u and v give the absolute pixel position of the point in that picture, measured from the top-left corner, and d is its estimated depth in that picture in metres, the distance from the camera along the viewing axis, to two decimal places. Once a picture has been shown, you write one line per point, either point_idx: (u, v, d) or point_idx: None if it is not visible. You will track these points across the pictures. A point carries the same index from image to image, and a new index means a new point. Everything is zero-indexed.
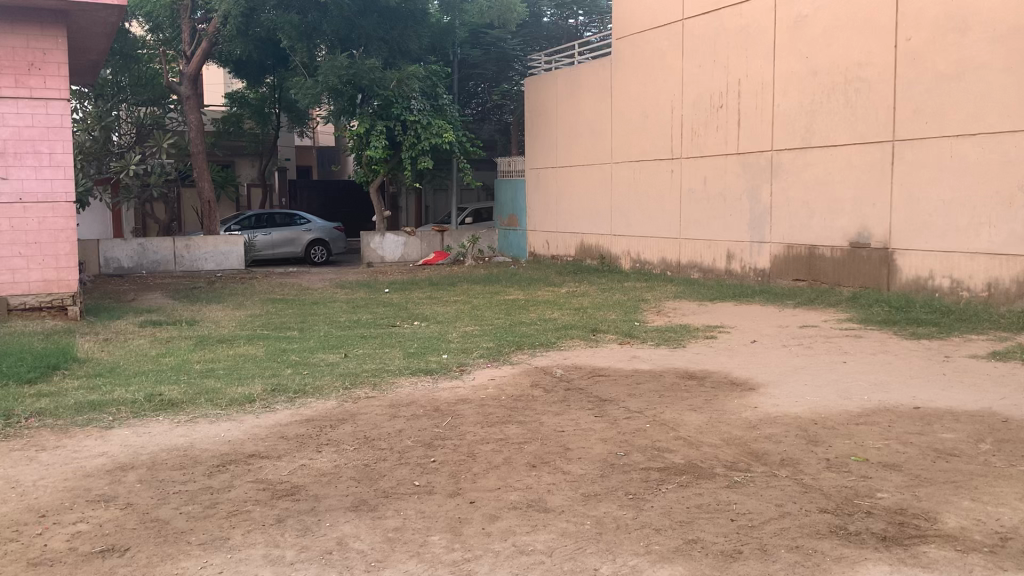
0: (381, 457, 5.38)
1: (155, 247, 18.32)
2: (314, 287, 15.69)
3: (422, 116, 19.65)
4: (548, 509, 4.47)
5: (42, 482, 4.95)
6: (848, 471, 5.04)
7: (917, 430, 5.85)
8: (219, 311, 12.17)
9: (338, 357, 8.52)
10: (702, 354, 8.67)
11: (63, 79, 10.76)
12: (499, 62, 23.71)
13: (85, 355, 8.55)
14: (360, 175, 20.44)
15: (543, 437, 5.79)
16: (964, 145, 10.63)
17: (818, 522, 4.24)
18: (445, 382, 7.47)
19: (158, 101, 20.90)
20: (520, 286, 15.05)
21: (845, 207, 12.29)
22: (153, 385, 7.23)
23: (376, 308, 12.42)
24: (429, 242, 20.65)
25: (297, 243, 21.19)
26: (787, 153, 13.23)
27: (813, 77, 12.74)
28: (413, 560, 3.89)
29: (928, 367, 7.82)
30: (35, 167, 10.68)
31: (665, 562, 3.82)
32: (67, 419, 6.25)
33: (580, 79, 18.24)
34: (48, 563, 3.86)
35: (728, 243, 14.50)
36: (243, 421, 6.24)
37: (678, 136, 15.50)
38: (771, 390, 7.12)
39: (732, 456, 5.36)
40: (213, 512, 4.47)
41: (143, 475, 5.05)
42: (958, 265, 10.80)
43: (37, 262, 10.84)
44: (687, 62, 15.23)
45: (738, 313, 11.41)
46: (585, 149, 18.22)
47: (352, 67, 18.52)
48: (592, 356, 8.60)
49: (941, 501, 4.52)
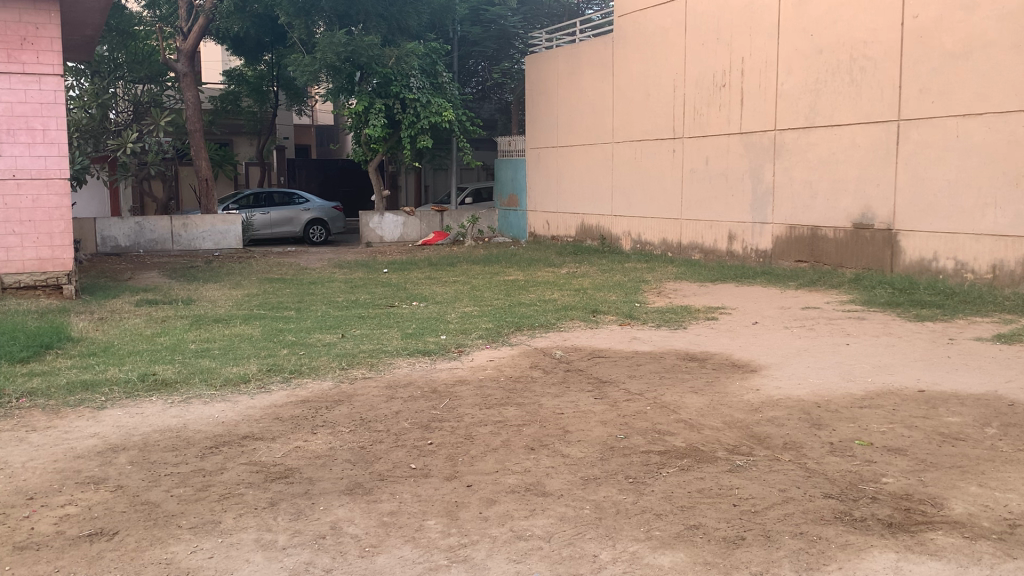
0: (377, 440, 5.28)
1: (152, 225, 18.19)
2: (312, 266, 15.53)
3: (422, 95, 19.43)
4: (546, 493, 4.39)
5: (32, 463, 4.86)
6: (853, 455, 4.95)
7: (922, 414, 5.77)
8: (216, 291, 12.06)
9: (334, 337, 8.41)
10: (702, 336, 8.57)
11: (56, 54, 10.60)
12: (499, 40, 23.47)
13: (79, 335, 8.45)
14: (358, 155, 20.27)
15: (542, 419, 5.70)
16: (971, 124, 10.45)
17: (823, 507, 4.15)
18: (443, 363, 7.38)
19: (155, 78, 20.54)
20: (519, 267, 14.93)
21: (849, 187, 12.15)
22: (147, 365, 7.15)
23: (375, 288, 12.32)
24: (429, 222, 20.50)
25: (295, 222, 21.06)
26: (790, 132, 13.07)
27: (818, 56, 12.55)
28: (408, 546, 3.80)
29: (933, 349, 7.72)
30: (28, 144, 10.53)
31: (667, 548, 3.73)
32: (60, 399, 6.16)
33: (581, 57, 18.02)
34: (34, 547, 3.78)
35: (730, 224, 14.37)
36: (237, 401, 6.15)
37: (681, 115, 15.32)
38: (772, 371, 7.04)
39: (734, 439, 5.26)
40: (206, 494, 4.38)
41: (134, 457, 4.96)
42: (963, 247, 10.68)
43: (31, 240, 10.72)
44: (689, 40, 15.03)
45: (738, 294, 11.29)
46: (586, 129, 18.04)
47: (350, 44, 18.26)
48: (592, 338, 8.49)
49: (948, 487, 4.43)
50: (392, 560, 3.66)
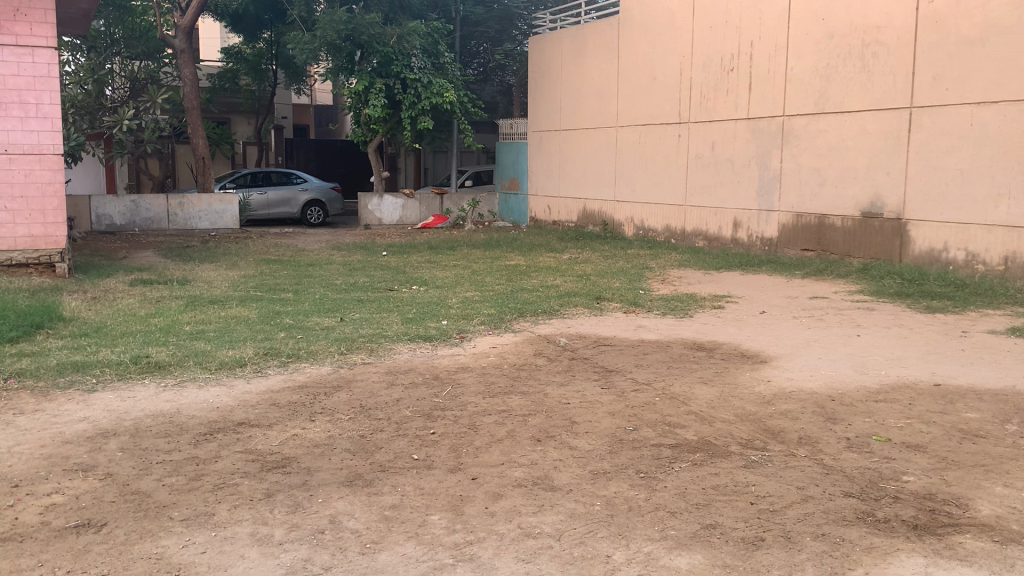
0: (377, 428, 5.09)
1: (148, 204, 17.95)
2: (309, 248, 15.27)
3: (423, 75, 19.09)
4: (554, 488, 4.21)
5: (17, 448, 4.66)
6: (870, 451, 4.78)
7: (939, 409, 5.58)
8: (212, 271, 11.82)
9: (333, 320, 8.21)
10: (709, 324, 8.39)
11: (50, 26, 10.31)
12: (502, 20, 23.21)
13: (70, 314, 8.24)
14: (358, 136, 19.98)
15: (548, 409, 5.52)
16: (986, 112, 10.24)
17: (844, 507, 3.98)
18: (444, 348, 7.18)
19: (153, 55, 20.06)
20: (520, 252, 14.73)
21: (859, 175, 11.94)
22: (140, 346, 6.94)
23: (374, 272, 12.09)
24: (429, 205, 20.24)
25: (293, 203, 20.77)
26: (799, 119, 12.85)
27: (829, 41, 12.32)
28: (411, 543, 3.62)
29: (945, 342, 7.54)
30: (20, 118, 10.28)
31: (683, 549, 3.55)
32: (49, 381, 5.96)
33: (586, 38, 17.74)
34: (17, 539, 3.59)
35: (735, 210, 14.17)
36: (232, 386, 5.96)
37: (686, 99, 15.09)
38: (783, 362, 6.88)
39: (747, 433, 5.09)
40: (199, 484, 4.20)
41: (125, 443, 4.77)
42: (974, 238, 10.50)
43: (23, 217, 10.48)
44: (697, 22, 14.76)
45: (744, 283, 11.09)
46: (589, 112, 17.80)
47: (351, 22, 18.02)
48: (596, 325, 8.31)
49: (972, 486, 4.25)
50: (395, 557, 3.48)
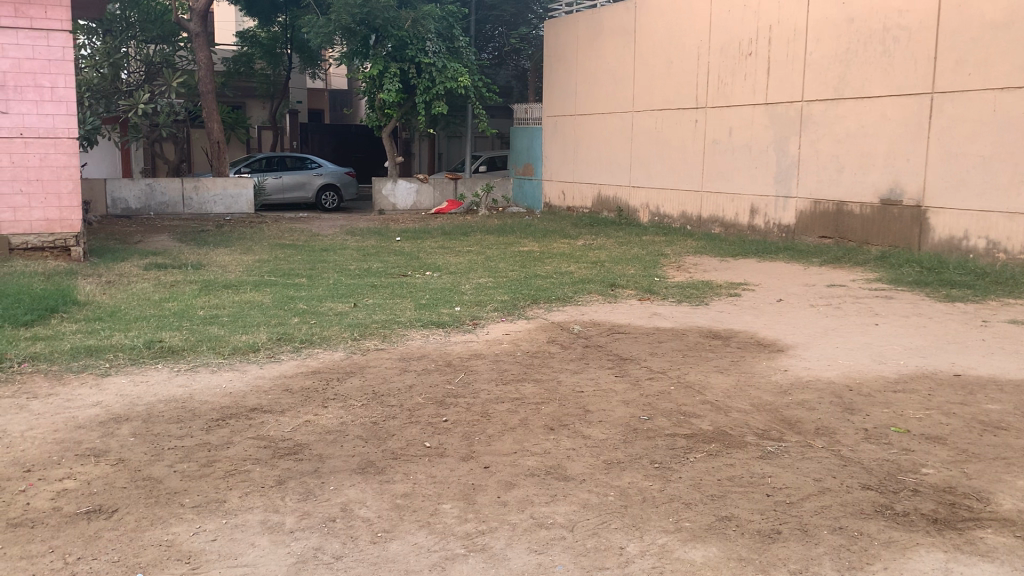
0: (390, 415, 5.06)
1: (163, 188, 17.98)
2: (323, 233, 15.23)
3: (437, 59, 18.94)
4: (568, 477, 4.17)
5: (30, 433, 4.66)
6: (889, 443, 4.71)
7: (960, 401, 5.49)
8: (226, 256, 11.81)
9: (346, 306, 8.19)
10: (724, 312, 8.30)
11: (65, 10, 10.27)
12: (517, 4, 23.06)
13: (85, 298, 8.25)
14: (373, 120, 19.87)
15: (561, 398, 5.46)
16: (1009, 98, 10.08)
17: (862, 500, 3.91)
18: (456, 335, 7.14)
19: (167, 38, 20.13)
20: (534, 238, 14.66)
21: (878, 161, 11.78)
22: (153, 331, 6.94)
23: (387, 257, 12.05)
24: (443, 189, 20.25)
25: (308, 187, 20.72)
26: (817, 104, 12.68)
27: (849, 25, 12.15)
28: (423, 532, 3.59)
29: (966, 332, 7.43)
30: (35, 101, 10.27)
31: (698, 541, 3.50)
32: (63, 365, 5.97)
33: (602, 22, 17.57)
34: (29, 525, 3.58)
35: (753, 197, 14.04)
36: (245, 371, 5.95)
37: (703, 84, 14.93)
38: (799, 351, 6.79)
39: (764, 423, 5.02)
40: (210, 470, 4.18)
41: (138, 429, 4.76)
42: (996, 226, 10.34)
43: (39, 200, 10.52)
44: (715, 5, 14.59)
45: (760, 270, 10.97)
46: (604, 97, 17.65)
47: (365, 6, 17.79)
48: (611, 312, 8.25)
49: (993, 480, 4.18)
50: (406, 547, 3.45)
